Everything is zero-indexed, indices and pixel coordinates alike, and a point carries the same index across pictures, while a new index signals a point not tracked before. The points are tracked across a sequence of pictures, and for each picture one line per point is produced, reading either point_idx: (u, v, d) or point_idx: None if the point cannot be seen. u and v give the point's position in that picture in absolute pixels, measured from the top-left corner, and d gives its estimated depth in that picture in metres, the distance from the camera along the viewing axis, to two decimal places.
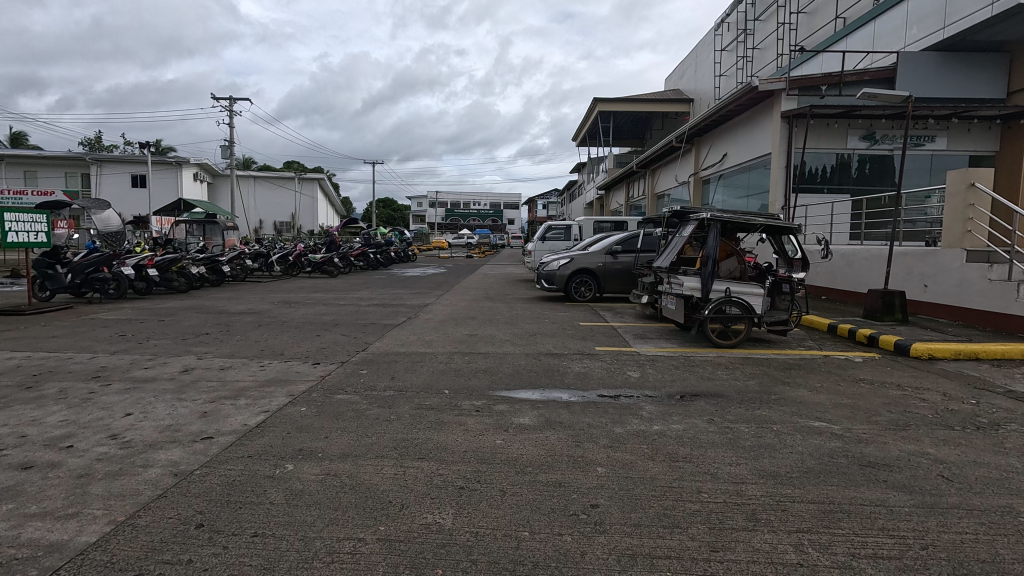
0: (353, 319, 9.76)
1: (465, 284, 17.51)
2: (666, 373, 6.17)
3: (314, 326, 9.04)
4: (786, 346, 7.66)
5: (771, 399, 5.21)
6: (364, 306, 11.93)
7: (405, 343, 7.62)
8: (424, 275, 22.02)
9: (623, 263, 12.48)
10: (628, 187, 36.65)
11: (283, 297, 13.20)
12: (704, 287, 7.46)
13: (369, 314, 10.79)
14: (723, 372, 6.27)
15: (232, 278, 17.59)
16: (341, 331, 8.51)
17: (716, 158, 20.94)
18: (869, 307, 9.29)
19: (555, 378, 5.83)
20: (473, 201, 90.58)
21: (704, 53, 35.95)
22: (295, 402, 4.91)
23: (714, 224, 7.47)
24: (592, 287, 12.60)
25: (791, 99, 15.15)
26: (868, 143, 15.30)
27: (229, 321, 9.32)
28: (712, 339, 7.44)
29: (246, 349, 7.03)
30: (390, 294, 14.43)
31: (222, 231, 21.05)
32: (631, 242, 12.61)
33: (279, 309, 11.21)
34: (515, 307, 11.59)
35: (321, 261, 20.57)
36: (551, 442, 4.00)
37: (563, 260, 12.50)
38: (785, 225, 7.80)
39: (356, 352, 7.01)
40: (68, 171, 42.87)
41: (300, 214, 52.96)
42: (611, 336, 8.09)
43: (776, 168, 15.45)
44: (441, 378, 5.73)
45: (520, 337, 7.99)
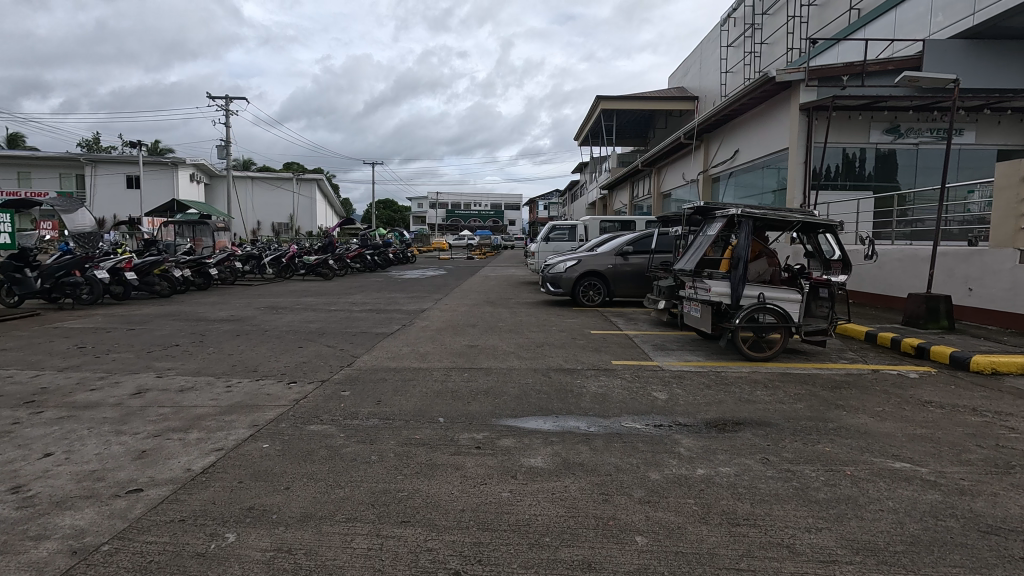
0: (342, 328, 8.91)
1: (465, 287, 16.64)
2: (697, 394, 5.31)
3: (299, 336, 8.20)
4: (826, 359, 6.80)
5: (830, 430, 4.34)
6: (356, 312, 11.09)
7: (397, 356, 6.78)
8: (423, 278, 21.18)
9: (635, 265, 11.63)
10: (632, 186, 35.82)
11: (271, 302, 12.35)
12: (734, 292, 6.62)
13: (361, 320, 9.95)
14: (763, 391, 5.41)
15: (221, 281, 16.77)
16: (327, 342, 7.66)
17: (726, 155, 20.04)
18: (911, 313, 8.44)
19: (569, 402, 4.98)
20: (474, 202, 89.78)
21: (709, 49, 35.07)
22: (257, 436, 4.06)
23: (745, 221, 6.62)
24: (601, 291, 11.73)
25: (810, 91, 14.26)
26: (893, 137, 14.43)
27: (206, 331, 8.49)
28: (744, 352, 6.58)
29: (216, 365, 6.19)
30: (385, 299, 13.57)
31: (213, 232, 20.13)
32: (643, 243, 11.77)
33: (265, 316, 10.37)
34: (520, 314, 10.73)
35: (316, 263, 19.72)
36: (573, 497, 3.13)
37: (570, 262, 11.69)
38: (826, 223, 6.90)
39: (340, 368, 6.17)
40: (62, 172, 42.06)
41: (298, 215, 52.17)
42: (628, 348, 7.23)
43: (794, 163, 14.58)
44: (436, 403, 4.88)
45: (526, 349, 7.13)
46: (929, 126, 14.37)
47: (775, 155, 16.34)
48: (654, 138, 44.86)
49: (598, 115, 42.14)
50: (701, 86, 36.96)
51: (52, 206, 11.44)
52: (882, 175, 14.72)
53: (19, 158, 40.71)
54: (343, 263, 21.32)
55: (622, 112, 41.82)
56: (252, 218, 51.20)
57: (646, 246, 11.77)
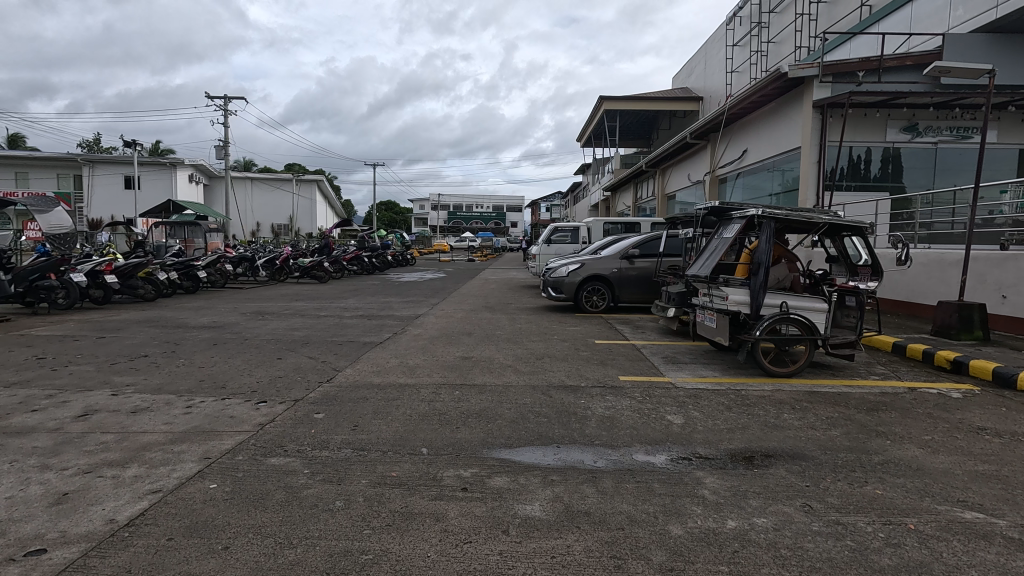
0: (328, 336, 8.31)
1: (463, 291, 16.04)
2: (716, 418, 4.68)
3: (280, 345, 7.60)
4: (855, 374, 6.16)
5: (877, 466, 3.72)
6: (346, 319, 10.49)
7: (383, 370, 6.17)
8: (421, 281, 20.60)
9: (642, 269, 11.01)
10: (636, 188, 35.24)
11: (258, 307, 11.76)
12: (753, 301, 6.01)
13: (350, 328, 9.34)
14: (791, 414, 4.78)
15: (211, 284, 16.19)
16: (309, 353, 7.05)
17: (734, 155, 19.41)
18: (941, 322, 7.80)
19: (571, 428, 4.35)
20: (476, 203, 89.28)
21: (715, 48, 34.40)
22: (206, 473, 3.45)
23: (767, 222, 6.01)
24: (606, 296, 11.13)
25: (825, 87, 13.64)
26: (911, 135, 13.80)
27: (182, 339, 7.90)
28: (765, 366, 5.95)
29: (180, 381, 5.58)
30: (379, 303, 12.96)
31: (205, 233, 19.52)
32: (650, 246, 11.15)
33: (249, 323, 9.77)
34: (519, 320, 10.12)
35: (310, 265, 19.13)
36: (577, 565, 2.51)
37: (572, 266, 11.08)
38: (855, 224, 6.25)
39: (318, 384, 5.55)
40: (60, 172, 41.57)
41: (298, 216, 51.63)
42: (637, 361, 6.60)
43: (807, 163, 13.95)
44: (419, 430, 4.27)
45: (525, 361, 6.52)
46: (948, 124, 13.74)
47: (785, 154, 15.71)
48: (658, 139, 44.25)
49: (601, 116, 41.52)
50: (706, 86, 36.31)
51: (26, 206, 10.81)
52: (898, 175, 14.08)
53: (16, 158, 40.27)
54: (339, 265, 20.71)
55: (626, 113, 41.21)
56: (252, 219, 50.71)
57: (653, 249, 11.15)
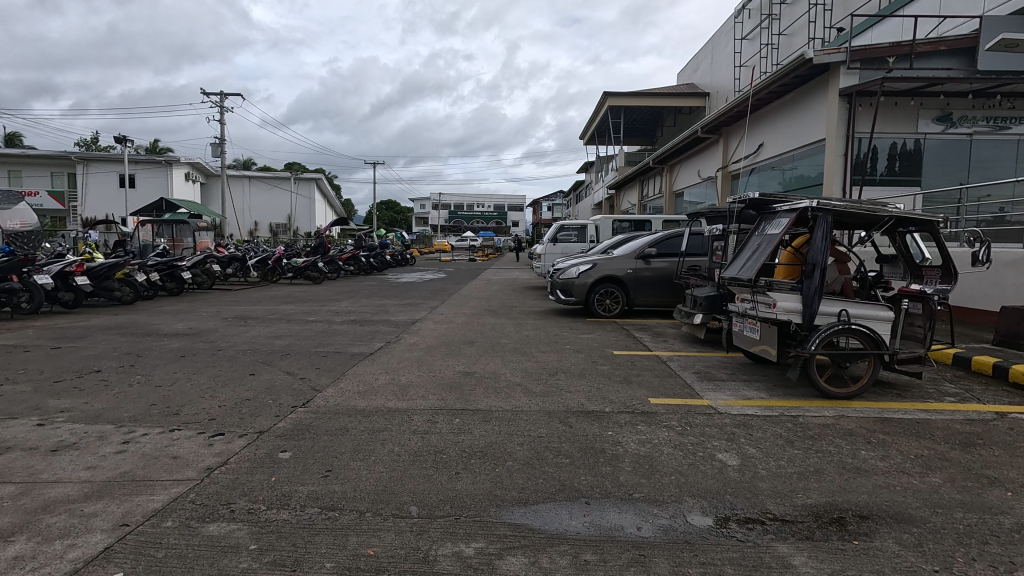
0: (314, 346, 7.42)
1: (464, 293, 15.16)
2: (779, 457, 3.76)
3: (258, 356, 6.72)
4: (924, 395, 5.23)
5: (1015, 535, 2.79)
6: (336, 324, 9.58)
7: (371, 390, 5.27)
8: (421, 281, 19.74)
9: (660, 271, 10.11)
10: (641, 186, 34.35)
11: (243, 311, 10.86)
12: (808, 309, 5.09)
13: (340, 335, 8.46)
14: (870, 452, 3.86)
15: (197, 286, 15.30)
16: (288, 367, 6.14)
17: (749, 149, 18.44)
18: (1007, 332, 6.87)
19: (601, 476, 3.43)
20: (478, 202, 88.48)
21: (722, 42, 33.43)
22: (116, 553, 2.53)
23: (823, 215, 5.10)
24: (620, 299, 10.23)
25: (852, 74, 12.71)
26: (945, 126, 12.85)
27: (147, 350, 7.00)
28: (822, 387, 5.00)
29: (127, 406, 4.68)
30: (374, 306, 12.06)
31: (194, 232, 18.62)
32: (668, 245, 10.24)
33: (228, 329, 8.88)
34: (526, 326, 9.23)
35: (304, 265, 18.24)
36: None
37: (583, 267, 10.17)
38: (925, 218, 5.29)
39: (291, 410, 4.64)
40: (54, 171, 40.69)
41: (296, 215, 50.78)
42: (667, 378, 5.69)
43: (833, 155, 13.00)
44: (407, 478, 3.36)
45: (538, 378, 5.61)
46: (985, 114, 12.77)
47: (807, 147, 14.76)
48: (662, 136, 43.31)
49: (605, 112, 40.59)
50: (712, 82, 35.35)
51: None
52: (930, 169, 13.11)
53: (8, 156, 39.38)
54: (335, 266, 19.82)
55: (630, 109, 40.28)
56: (250, 219, 49.85)
57: (672, 248, 10.23)
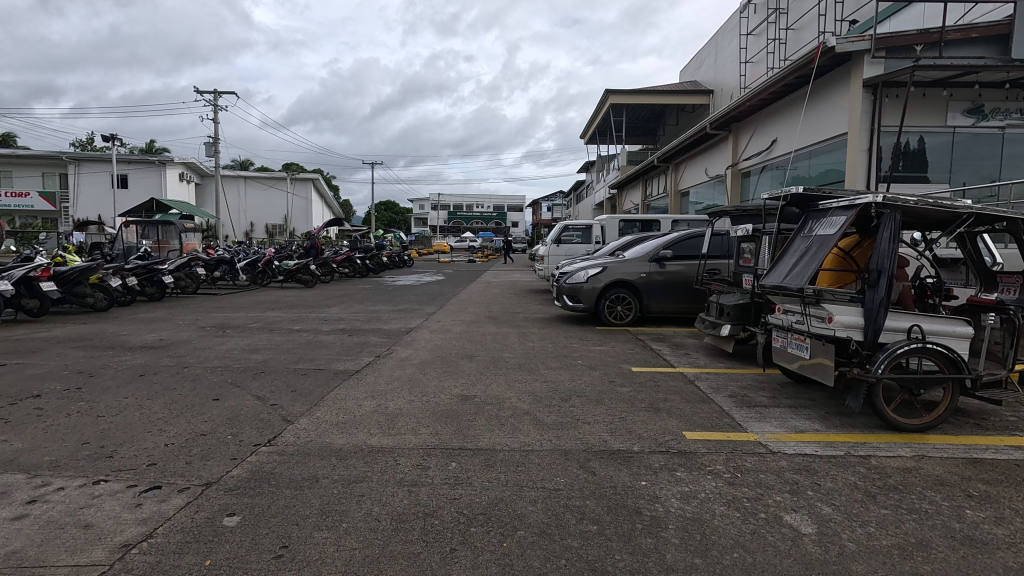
0: (294, 362, 6.59)
1: (462, 297, 14.36)
2: (865, 522, 2.93)
3: (228, 376, 5.89)
4: (1009, 427, 4.40)
5: None
6: (322, 334, 8.77)
7: (352, 422, 4.43)
8: (417, 284, 18.91)
9: (676, 274, 9.30)
10: (644, 186, 33.52)
11: (223, 319, 10.04)
12: (871, 324, 4.26)
13: (326, 348, 7.63)
14: (980, 513, 3.02)
15: (181, 291, 14.49)
16: (259, 390, 5.31)
17: (761, 145, 17.61)
18: None
19: (642, 556, 2.60)
20: (477, 203, 87.72)
21: (725, 39, 32.67)
22: None
23: (891, 213, 4.25)
24: (633, 306, 9.41)
25: (877, 64, 11.91)
26: (975, 119, 12.03)
27: (103, 368, 6.17)
28: (889, 418, 4.18)
29: (51, 446, 3.84)
30: (366, 313, 11.23)
31: (180, 233, 17.74)
32: (685, 245, 9.44)
33: (203, 341, 8.05)
34: (531, 336, 8.41)
35: (295, 268, 17.41)
36: None
37: (592, 271, 9.37)
38: (1008, 216, 4.46)
39: (251, 451, 3.80)
40: (45, 171, 39.87)
41: (292, 216, 49.92)
42: (700, 405, 4.86)
43: (856, 150, 12.19)
44: (383, 562, 2.52)
45: (550, 405, 4.78)
46: (1020, 106, 11.92)
47: (826, 143, 13.95)
48: (665, 135, 42.47)
49: (606, 110, 39.75)
50: (716, 79, 34.49)
51: None
52: (960, 166, 12.30)
53: None
54: (328, 268, 18.98)
55: (632, 108, 39.53)
56: (245, 220, 49.01)
57: (690, 249, 9.42)
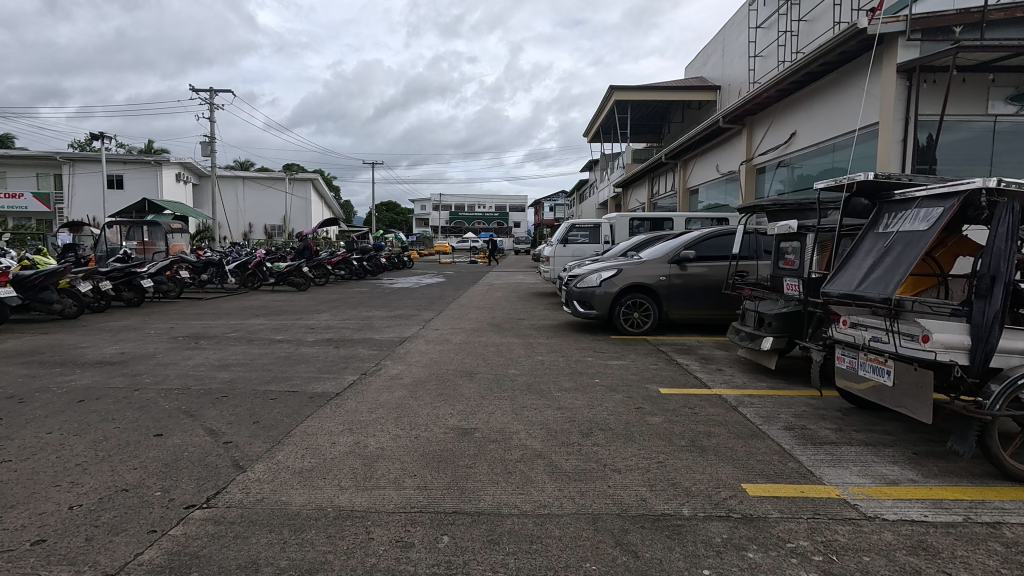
0: (267, 382, 5.68)
1: (463, 301, 13.46)
2: None
3: (183, 401, 4.97)
4: None
5: None
6: (306, 346, 7.87)
7: (320, 470, 3.52)
8: (416, 286, 17.99)
9: (699, 277, 8.42)
10: (651, 183, 32.53)
11: (200, 328, 9.14)
12: (980, 345, 3.33)
13: (307, 363, 6.71)
14: None
15: (163, 295, 13.61)
16: (215, 422, 4.39)
17: (778, 140, 16.65)
18: None
19: None
20: (478, 203, 86.88)
21: (733, 33, 31.68)
22: None
23: (1005, 203, 3.33)
24: (652, 313, 8.49)
25: (911, 47, 10.99)
26: (1019, 106, 11.02)
27: (40, 391, 5.26)
28: (1007, 467, 3.25)
29: None
30: (358, 320, 10.31)
31: (167, 234, 16.90)
32: (707, 245, 8.57)
33: (169, 355, 7.13)
34: (540, 347, 7.49)
35: (287, 271, 16.58)
36: None
37: (606, 273, 8.48)
38: None
39: (178, 519, 2.88)
40: (39, 171, 38.97)
41: (291, 216, 49.06)
42: (753, 442, 3.94)
43: (890, 141, 11.23)
44: None
45: (569, 445, 3.86)
46: None
47: (852, 135, 13.02)
48: (670, 132, 41.42)
49: (611, 106, 38.74)
50: (724, 74, 33.42)
51: None
52: (1002, 158, 11.27)
53: None
54: (323, 270, 18.19)
55: (637, 104, 38.62)
56: (243, 220, 48.14)
57: (713, 249, 8.55)
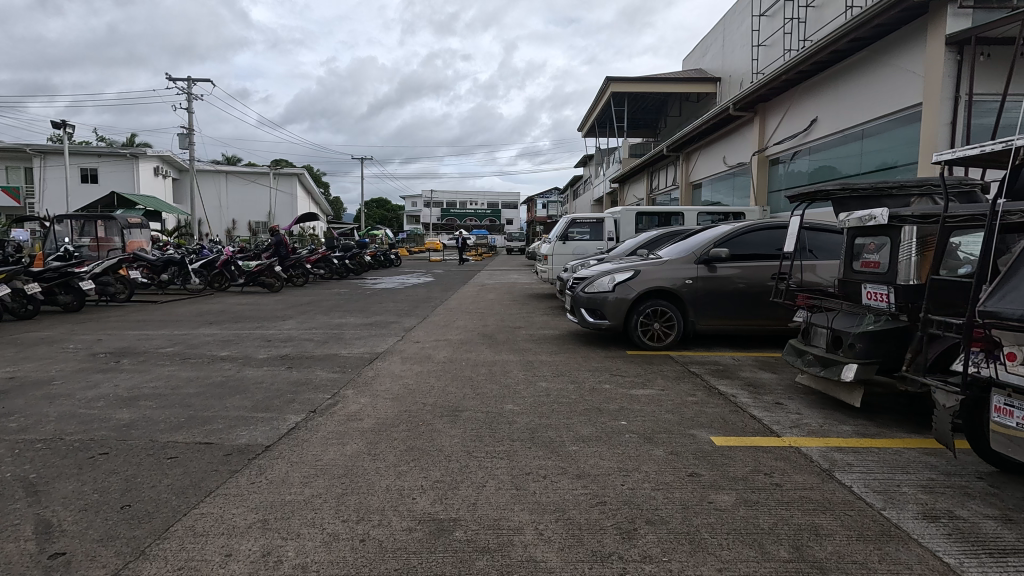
0: (176, 428, 4.17)
1: (451, 305, 11.94)
2: None
3: (34, 466, 3.44)
4: None
5: None
6: (251, 366, 6.35)
7: None
8: (400, 287, 16.44)
9: (732, 279, 7.00)
10: (650, 178, 31.10)
11: (131, 342, 7.59)
12: None
13: (243, 392, 5.19)
14: None
15: (111, 298, 12.03)
16: (58, 510, 2.89)
17: (795, 127, 15.30)
18: None
19: None
20: (470, 200, 85.23)
21: (734, 21, 30.22)
22: None
23: None
24: (675, 323, 7.04)
25: (963, 16, 9.63)
26: None
27: None
28: None
29: None
30: (327, 330, 8.78)
31: (123, 229, 14.90)
32: (739, 242, 7.22)
33: (69, 381, 5.58)
34: (543, 369, 6.02)
35: (257, 270, 15.03)
36: None
37: (620, 275, 7.05)
38: None
39: None
40: (7, 164, 36.96)
41: (276, 212, 47.24)
42: (894, 549, 2.51)
43: (937, 124, 9.88)
44: None
45: (604, 562, 2.40)
46: None
47: (885, 119, 11.70)
48: (668, 126, 39.93)
49: (608, 99, 37.15)
50: (725, 65, 31.92)
51: None
52: None
53: None
54: (301, 270, 16.74)
55: (634, 96, 37.11)
56: (226, 217, 46.20)
57: (746, 247, 7.22)
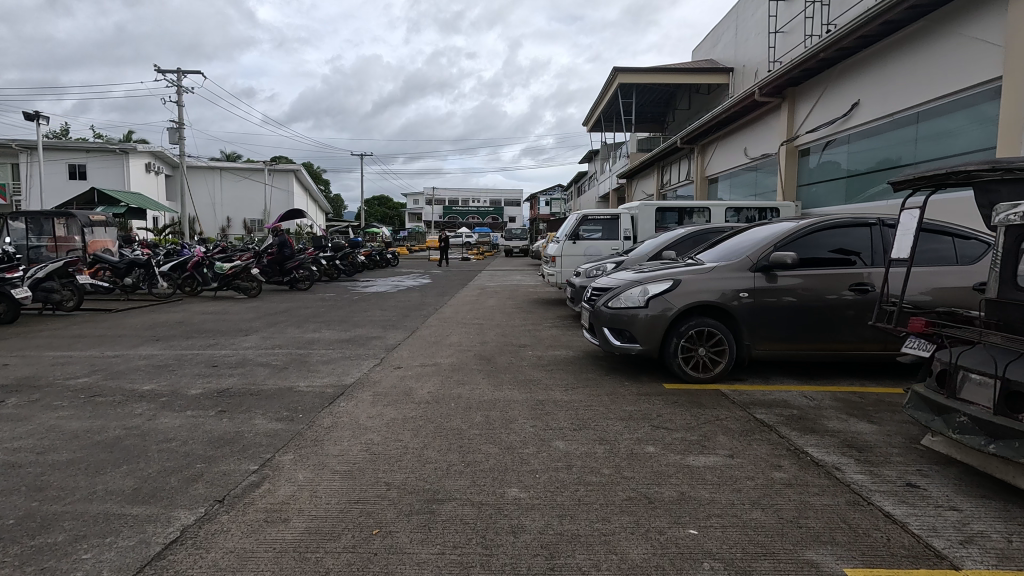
0: None
1: (445, 315, 10.37)
2: None
3: None
4: None
5: None
6: (171, 409, 4.79)
7: None
8: (390, 291, 14.86)
9: (800, 292, 5.43)
10: (661, 173, 29.41)
11: (38, 371, 6.02)
12: None
13: (135, 461, 3.64)
14: None
15: (59, 306, 10.54)
16: None
17: (830, 113, 13.71)
18: None
19: None
20: (473, 197, 83.65)
21: (749, 7, 28.40)
22: None
23: None
24: (727, 349, 5.47)
25: None
26: None
27: None
28: None
29: None
30: (291, 350, 7.23)
31: (85, 227, 12.70)
32: (806, 245, 5.65)
33: None
34: (557, 416, 4.47)
35: (231, 274, 13.55)
36: None
37: (655, 286, 5.49)
38: None
39: None
40: None
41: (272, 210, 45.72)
42: None
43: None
44: None
45: None
46: None
47: (949, 99, 10.10)
48: (677, 119, 38.11)
49: (615, 91, 35.38)
50: (739, 54, 30.12)
51: None
52: None
53: None
54: (307, 273, 15.20)
55: (642, 88, 35.33)
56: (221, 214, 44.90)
57: (815, 251, 5.64)
